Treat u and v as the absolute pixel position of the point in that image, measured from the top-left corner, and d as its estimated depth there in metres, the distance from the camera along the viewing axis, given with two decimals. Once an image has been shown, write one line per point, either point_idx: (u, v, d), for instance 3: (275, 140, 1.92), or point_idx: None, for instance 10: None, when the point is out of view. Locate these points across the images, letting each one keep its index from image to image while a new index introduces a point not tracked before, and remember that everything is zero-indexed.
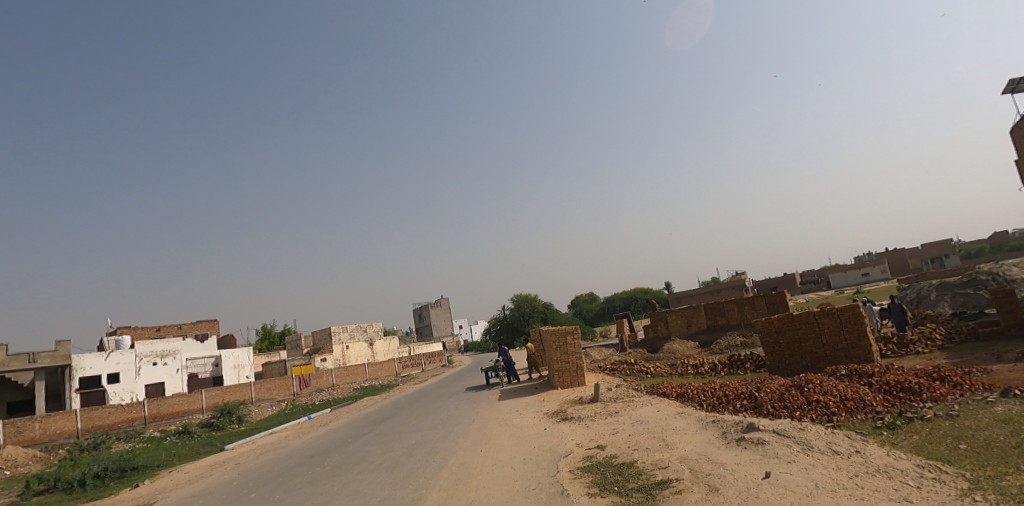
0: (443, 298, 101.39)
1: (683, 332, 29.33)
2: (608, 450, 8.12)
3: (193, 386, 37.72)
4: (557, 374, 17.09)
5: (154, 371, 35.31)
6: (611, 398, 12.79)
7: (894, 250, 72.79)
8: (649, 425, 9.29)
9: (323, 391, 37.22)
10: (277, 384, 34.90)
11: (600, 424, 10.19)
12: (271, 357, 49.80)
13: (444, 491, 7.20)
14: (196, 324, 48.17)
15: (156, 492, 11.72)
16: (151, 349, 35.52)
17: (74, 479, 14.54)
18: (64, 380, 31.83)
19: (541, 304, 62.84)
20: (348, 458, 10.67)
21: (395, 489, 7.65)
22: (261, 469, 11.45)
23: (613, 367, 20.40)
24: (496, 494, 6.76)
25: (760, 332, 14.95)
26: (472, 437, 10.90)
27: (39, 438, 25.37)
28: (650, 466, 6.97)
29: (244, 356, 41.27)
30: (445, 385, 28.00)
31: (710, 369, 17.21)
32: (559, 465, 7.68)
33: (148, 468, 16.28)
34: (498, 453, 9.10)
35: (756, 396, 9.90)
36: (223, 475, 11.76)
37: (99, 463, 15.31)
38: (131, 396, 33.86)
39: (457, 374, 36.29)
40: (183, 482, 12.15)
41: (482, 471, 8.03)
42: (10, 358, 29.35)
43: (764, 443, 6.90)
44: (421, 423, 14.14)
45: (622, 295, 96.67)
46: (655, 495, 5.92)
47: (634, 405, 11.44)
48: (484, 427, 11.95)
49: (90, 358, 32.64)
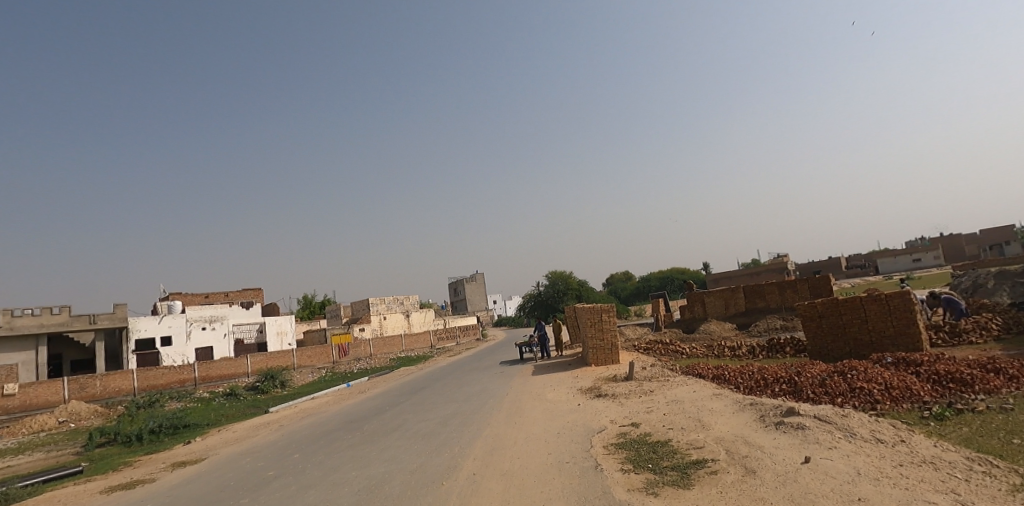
0: (477, 273, 102.18)
1: (721, 313, 28.74)
2: (642, 428, 8.10)
3: (239, 351, 39.39)
4: (591, 352, 17.08)
5: (203, 335, 37.06)
6: (646, 377, 12.71)
7: (949, 236, 69.52)
8: (685, 405, 9.21)
9: (361, 360, 38.29)
10: (317, 352, 35.98)
11: (633, 402, 10.16)
12: (312, 326, 51.53)
13: (478, 460, 7.36)
14: (242, 292, 50.06)
15: (207, 448, 12.43)
16: (200, 315, 37.31)
17: (132, 433, 15.43)
18: (121, 342, 33.71)
19: (575, 282, 62.74)
20: (386, 425, 10.99)
21: (432, 456, 7.85)
22: (304, 431, 11.95)
23: (648, 346, 20.24)
24: (529, 465, 6.86)
25: (801, 316, 14.55)
26: (506, 409, 11.07)
27: (100, 394, 27.19)
28: (684, 445, 6.92)
29: (286, 323, 42.68)
30: (480, 358, 28.39)
31: (748, 352, 16.91)
32: (593, 440, 7.73)
33: (198, 427, 17.16)
34: (532, 426, 9.20)
35: (796, 381, 9.67)
36: (268, 436, 12.33)
37: (154, 420, 16.21)
38: (183, 358, 35.71)
39: (491, 348, 36.84)
40: (231, 441, 12.76)
41: (516, 442, 8.16)
42: (72, 319, 31.19)
43: (804, 427, 6.76)
44: (455, 394, 14.37)
45: (657, 275, 95.44)
46: (690, 474, 5.89)
47: (669, 385, 11.31)
48: (517, 400, 12.08)
49: (145, 321, 34.53)
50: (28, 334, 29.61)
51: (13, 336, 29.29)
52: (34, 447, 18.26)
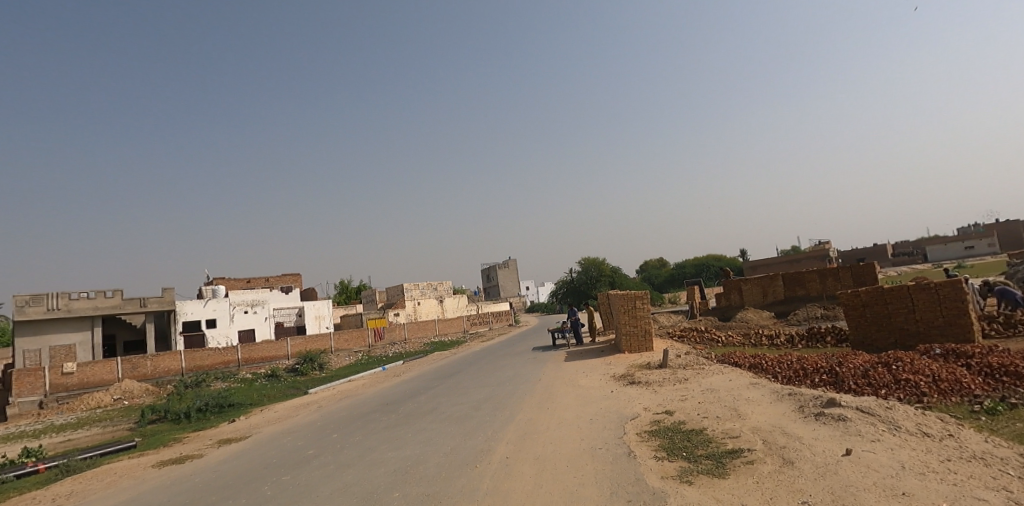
0: (509, 259, 102.48)
1: (758, 301, 28.09)
2: (677, 416, 8.01)
3: (280, 334, 40.66)
4: (625, 339, 16.95)
5: (245, 318, 38.42)
6: (680, 364, 12.56)
7: (1006, 222, 66.00)
8: (720, 394, 9.06)
9: (395, 344, 39.06)
10: (353, 336, 36.83)
11: (667, 390, 10.06)
12: (348, 310, 52.75)
13: (511, 444, 7.42)
14: (281, 277, 51.52)
15: (251, 427, 12.92)
16: (242, 299, 38.63)
17: (181, 411, 16.17)
18: (170, 324, 35.20)
19: (608, 269, 62.26)
20: (421, 408, 11.19)
21: (466, 439, 7.96)
22: (342, 412, 12.29)
23: (682, 333, 19.96)
24: (562, 450, 6.89)
25: (844, 305, 14.08)
26: (539, 395, 11.12)
27: (151, 373, 28.52)
28: (720, 434, 6.82)
29: (323, 307, 43.79)
30: (512, 343, 28.56)
31: (786, 341, 16.49)
32: (626, 427, 7.69)
33: (242, 406, 17.84)
34: (565, 412, 9.22)
35: (837, 372, 9.39)
36: (307, 416, 12.74)
37: (201, 399, 16.93)
38: (226, 340, 37.15)
39: (524, 334, 37.01)
40: (272, 420, 13.23)
41: (549, 427, 8.19)
42: (124, 302, 32.73)
43: (846, 419, 6.57)
44: (488, 379, 14.53)
45: (693, 262, 93.81)
46: (725, 464, 5.80)
47: (704, 374, 11.15)
48: (550, 386, 12.11)
49: (191, 304, 36.00)
50: (84, 316, 31.20)
51: (70, 318, 30.93)
52: (92, 422, 19.33)
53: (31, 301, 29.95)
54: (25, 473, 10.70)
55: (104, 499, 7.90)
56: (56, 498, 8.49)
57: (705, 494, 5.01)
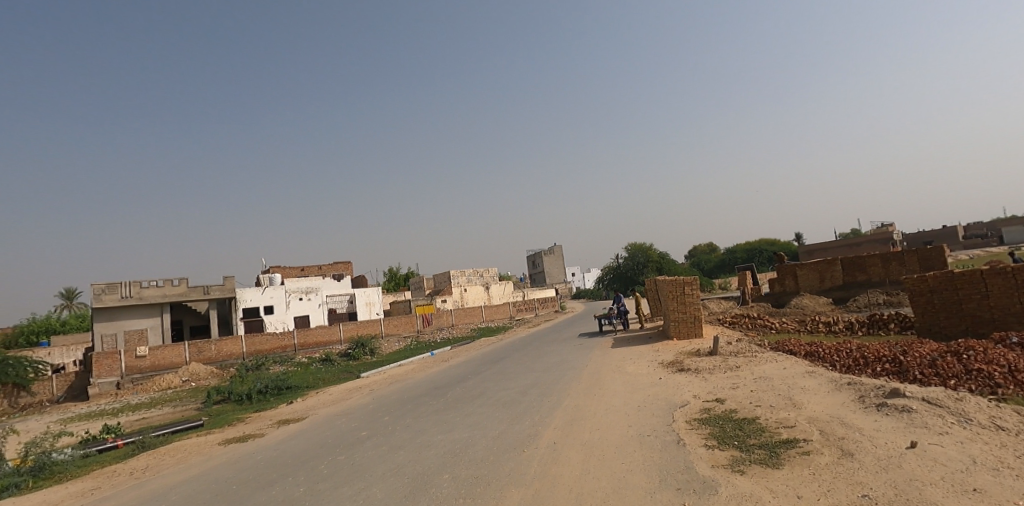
0: (555, 245, 102.17)
1: (815, 287, 26.96)
2: (728, 404, 7.83)
3: (333, 320, 42.09)
4: (673, 325, 16.65)
5: (300, 305, 40.01)
6: (731, 352, 12.24)
7: None
8: (774, 382, 8.79)
9: (443, 330, 39.79)
10: (402, 321, 37.73)
11: (718, 378, 9.84)
12: (397, 297, 54.02)
13: (558, 430, 7.46)
14: (333, 266, 53.17)
15: (308, 408, 13.49)
16: (297, 286, 40.17)
17: (244, 393, 17.05)
18: (231, 310, 37.01)
19: (655, 255, 61.12)
20: (468, 392, 11.39)
21: (513, 424, 8.04)
22: (392, 396, 12.65)
23: (734, 320, 19.43)
24: (610, 437, 6.86)
25: (908, 290, 13.37)
26: (586, 381, 11.10)
27: (215, 357, 30.13)
28: (774, 424, 6.63)
29: (373, 294, 44.98)
30: (559, 330, 28.58)
31: (845, 328, 15.82)
32: (675, 415, 7.59)
33: (299, 389, 18.63)
34: (612, 398, 9.16)
35: (901, 361, 8.93)
36: (360, 399, 13.19)
37: (261, 381, 17.78)
38: (283, 325, 38.83)
39: (570, 321, 36.94)
40: (327, 402, 13.78)
41: (595, 414, 8.17)
42: (190, 290, 34.64)
43: (910, 410, 6.26)
44: (535, 365, 14.61)
45: (744, 246, 90.83)
46: (779, 454, 5.64)
47: (757, 361, 10.83)
48: (597, 372, 12.06)
49: (250, 291, 37.77)
50: (154, 303, 33.19)
51: (142, 305, 33.00)
52: (164, 403, 20.62)
53: (106, 289, 32.09)
54: (106, 449, 11.55)
55: (175, 474, 8.44)
56: (134, 472, 9.13)
57: (758, 484, 4.90)
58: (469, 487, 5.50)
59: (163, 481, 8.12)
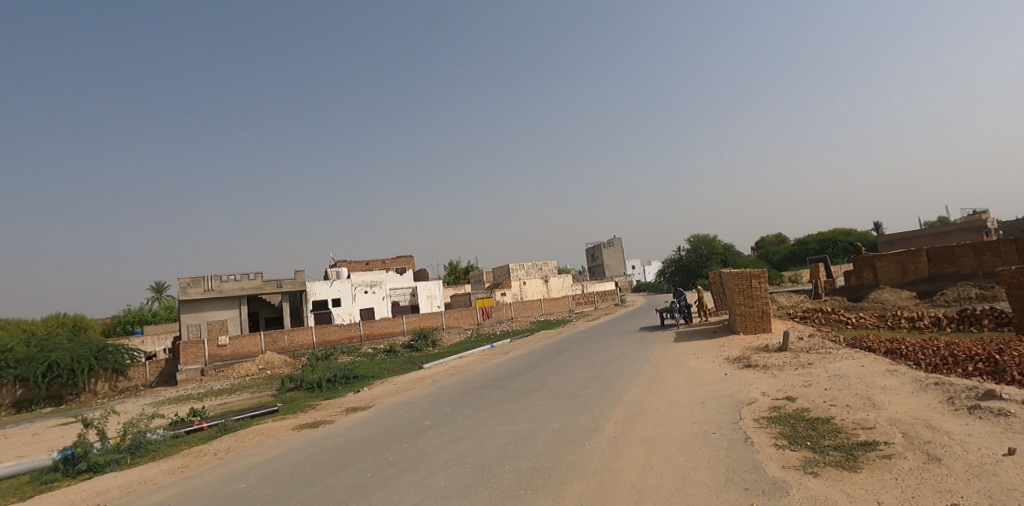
0: (614, 238, 100.73)
1: (896, 280, 25.18)
2: (799, 403, 7.47)
3: (396, 312, 43.41)
4: (739, 319, 16.05)
5: (365, 298, 41.51)
6: (803, 348, 11.66)
7: None
8: (850, 381, 8.31)
9: (503, 323, 40.16)
10: (463, 314, 38.35)
11: (788, 375, 9.40)
12: (457, 290, 54.97)
13: (619, 424, 7.38)
14: (396, 259, 54.77)
15: (374, 397, 14.02)
16: (362, 280, 41.67)
17: (314, 381, 17.93)
18: (302, 302, 38.92)
19: (720, 246, 59.03)
20: (528, 385, 11.46)
21: (573, 417, 8.03)
22: (454, 387, 12.93)
23: (805, 314, 18.49)
24: (673, 433, 6.72)
25: (1005, 284, 12.24)
26: (647, 376, 10.90)
27: (288, 346, 31.80)
28: (850, 424, 6.27)
29: (435, 287, 45.98)
30: (619, 323, 28.19)
31: (931, 324, 14.71)
32: (742, 412, 7.33)
33: (365, 378, 19.37)
34: (675, 394, 8.96)
35: (997, 361, 8.20)
36: (423, 389, 13.56)
37: (330, 371, 18.63)
38: (350, 317, 40.43)
39: (630, 314, 36.35)
40: (392, 392, 14.26)
41: (658, 409, 8.02)
42: (264, 283, 36.68)
43: (1008, 415, 5.74)
44: (595, 358, 14.50)
45: (817, 236, 86.05)
46: (857, 456, 5.33)
47: (832, 358, 10.26)
48: (658, 367, 11.83)
49: (319, 285, 39.54)
50: (233, 295, 35.39)
51: (222, 297, 35.26)
52: (243, 389, 22.02)
53: (191, 283, 34.49)
54: (193, 430, 12.48)
55: (255, 456, 9.00)
56: (217, 452, 9.81)
57: (834, 488, 4.65)
58: (529, 479, 5.54)
59: (244, 461, 8.68)
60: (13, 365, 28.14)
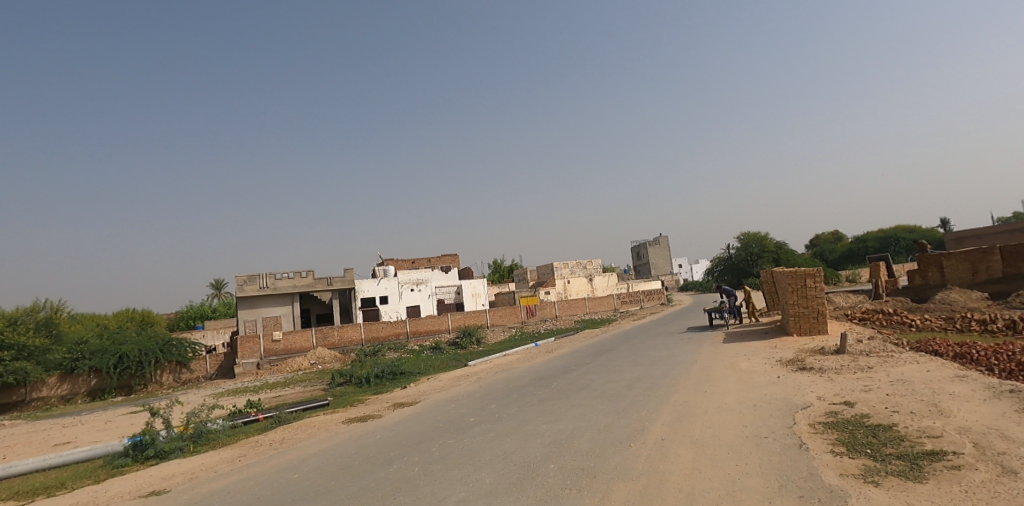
0: (660, 236, 98.85)
1: (966, 280, 23.66)
2: (858, 408, 7.15)
3: (441, 310, 44.02)
4: (793, 320, 15.46)
5: (412, 295, 42.30)
6: (862, 351, 11.12)
7: None
8: (915, 386, 7.87)
9: (547, 322, 40.10)
10: (507, 312, 38.51)
11: (846, 379, 8.99)
12: (501, 289, 55.23)
13: (666, 426, 7.25)
14: (441, 258, 55.54)
15: (420, 393, 14.27)
16: (409, 278, 42.48)
17: (363, 376, 18.42)
18: (351, 300, 40.04)
19: (772, 245, 57.01)
20: (573, 384, 11.41)
21: (619, 418, 7.94)
22: (498, 385, 13.02)
23: (864, 316, 17.62)
24: (722, 437, 6.55)
25: None
26: (695, 377, 10.67)
27: (337, 342, 32.77)
28: (915, 432, 5.95)
29: (479, 286, 46.33)
30: (665, 323, 27.64)
31: (1005, 328, 13.75)
32: (797, 417, 7.07)
33: (412, 375, 19.74)
34: (724, 396, 8.73)
35: None
36: (468, 386, 13.72)
37: (378, 367, 19.08)
38: (396, 314, 41.30)
39: (677, 314, 35.60)
40: (438, 388, 14.48)
41: (706, 411, 7.84)
42: (315, 281, 37.93)
43: None
44: (640, 358, 14.28)
45: (877, 234, 81.85)
46: (923, 466, 5.05)
47: (894, 362, 9.75)
48: (707, 368, 11.55)
49: (367, 283, 40.58)
50: (286, 292, 36.77)
51: (276, 294, 36.69)
52: (295, 382, 22.85)
53: (247, 280, 36.04)
54: (250, 421, 13.06)
55: (307, 447, 9.34)
56: (273, 444, 10.22)
57: (896, 499, 4.42)
58: (576, 478, 5.53)
59: (297, 452, 9.02)
60: (88, 357, 30.16)
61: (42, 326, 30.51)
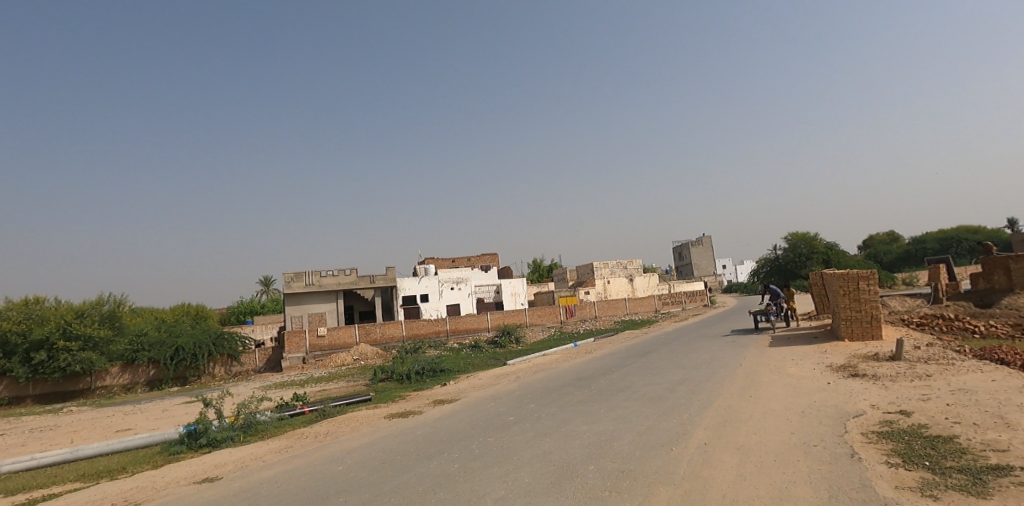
0: (703, 236, 96.67)
1: None
2: (915, 418, 6.81)
3: (481, 308, 44.34)
4: (844, 324, 14.86)
5: (452, 294, 42.81)
6: (919, 358, 10.59)
7: None
8: (979, 396, 7.43)
9: (586, 322, 39.83)
10: (546, 311, 38.46)
11: (902, 387, 8.58)
12: (540, 288, 55.16)
13: (709, 430, 7.09)
14: (481, 257, 55.93)
15: (460, 391, 14.42)
16: (449, 276, 43.05)
17: (404, 373, 18.75)
18: (393, 298, 40.85)
19: (822, 245, 54.93)
20: (613, 385, 11.29)
21: (660, 421, 7.81)
22: (537, 384, 13.03)
23: (922, 321, 16.75)
24: (768, 443, 6.36)
25: None
26: (740, 381, 10.39)
27: (380, 339, 33.48)
28: (979, 445, 5.63)
29: (519, 285, 46.31)
30: (708, 325, 27.03)
31: None
32: (848, 425, 6.80)
33: (451, 372, 19.97)
34: (770, 401, 8.47)
35: None
36: (507, 385, 13.78)
37: (418, 364, 19.38)
38: (437, 313, 41.89)
39: (721, 316, 34.74)
40: (478, 386, 14.61)
41: (752, 417, 7.62)
42: (359, 279, 38.87)
43: None
44: (682, 361, 14.01)
45: (937, 234, 77.67)
46: (987, 482, 4.77)
47: (955, 370, 9.25)
48: (752, 372, 11.23)
49: (409, 281, 41.30)
50: (331, 289, 37.81)
51: (321, 291, 37.78)
52: (340, 377, 23.50)
53: (295, 277, 37.25)
54: (296, 414, 13.49)
55: (351, 441, 9.58)
56: (318, 436, 10.55)
57: None
58: (616, 481, 5.48)
59: (341, 445, 9.26)
60: (147, 348, 31.78)
61: (106, 319, 32.35)
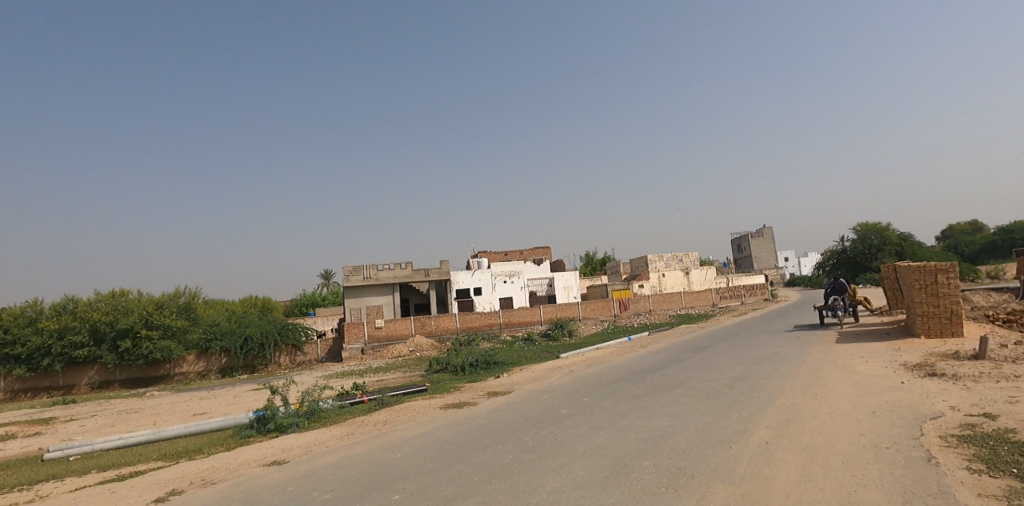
0: (764, 228, 92.89)
1: None
2: (1002, 422, 6.33)
3: (533, 301, 44.44)
4: (920, 320, 13.94)
5: (504, 287, 43.24)
6: (1006, 357, 9.81)
7: None
8: None
9: (640, 316, 39.18)
10: (599, 305, 38.10)
11: (986, 388, 7.97)
12: (593, 281, 54.63)
13: (771, 429, 6.86)
14: (533, 250, 55.98)
15: (512, 383, 14.53)
16: (501, 270, 43.49)
17: (458, 365, 19.09)
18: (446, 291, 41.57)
19: (895, 237, 51.80)
20: (668, 380, 11.09)
21: (718, 417, 7.61)
22: (591, 378, 12.96)
23: (1011, 317, 15.47)
24: (834, 444, 6.08)
25: None
26: (805, 378, 9.97)
27: (434, 330, 34.15)
28: None
29: (571, 278, 45.27)
30: (769, 320, 26.03)
31: None
32: (925, 427, 6.39)
33: (505, 365, 20.17)
34: (837, 400, 8.09)
35: None
36: (560, 378, 13.77)
37: (472, 356, 19.67)
38: (490, 306, 42.57)
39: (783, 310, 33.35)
40: (531, 379, 14.68)
41: (816, 416, 7.31)
42: (414, 272, 39.76)
43: None
44: (742, 356, 13.56)
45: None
46: None
47: None
48: (817, 370, 10.74)
49: (462, 274, 41.95)
50: (387, 282, 38.88)
51: (379, 284, 38.94)
52: (396, 368, 24.18)
53: (353, 271, 38.50)
54: (356, 402, 14.01)
55: (408, 430, 9.87)
56: (377, 424, 10.92)
57: None
58: (672, 477, 5.40)
59: (399, 434, 9.56)
60: (219, 337, 33.82)
61: (183, 310, 34.72)
